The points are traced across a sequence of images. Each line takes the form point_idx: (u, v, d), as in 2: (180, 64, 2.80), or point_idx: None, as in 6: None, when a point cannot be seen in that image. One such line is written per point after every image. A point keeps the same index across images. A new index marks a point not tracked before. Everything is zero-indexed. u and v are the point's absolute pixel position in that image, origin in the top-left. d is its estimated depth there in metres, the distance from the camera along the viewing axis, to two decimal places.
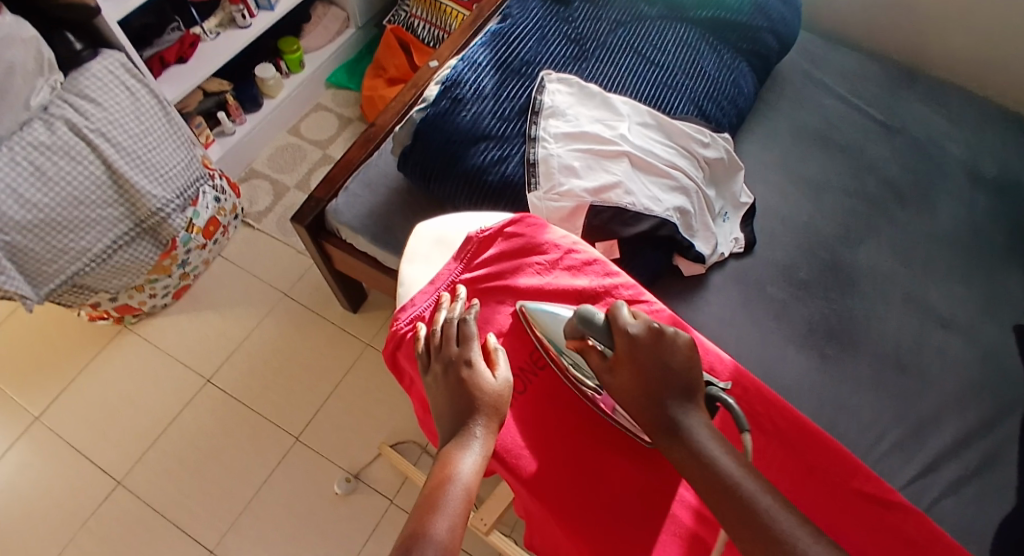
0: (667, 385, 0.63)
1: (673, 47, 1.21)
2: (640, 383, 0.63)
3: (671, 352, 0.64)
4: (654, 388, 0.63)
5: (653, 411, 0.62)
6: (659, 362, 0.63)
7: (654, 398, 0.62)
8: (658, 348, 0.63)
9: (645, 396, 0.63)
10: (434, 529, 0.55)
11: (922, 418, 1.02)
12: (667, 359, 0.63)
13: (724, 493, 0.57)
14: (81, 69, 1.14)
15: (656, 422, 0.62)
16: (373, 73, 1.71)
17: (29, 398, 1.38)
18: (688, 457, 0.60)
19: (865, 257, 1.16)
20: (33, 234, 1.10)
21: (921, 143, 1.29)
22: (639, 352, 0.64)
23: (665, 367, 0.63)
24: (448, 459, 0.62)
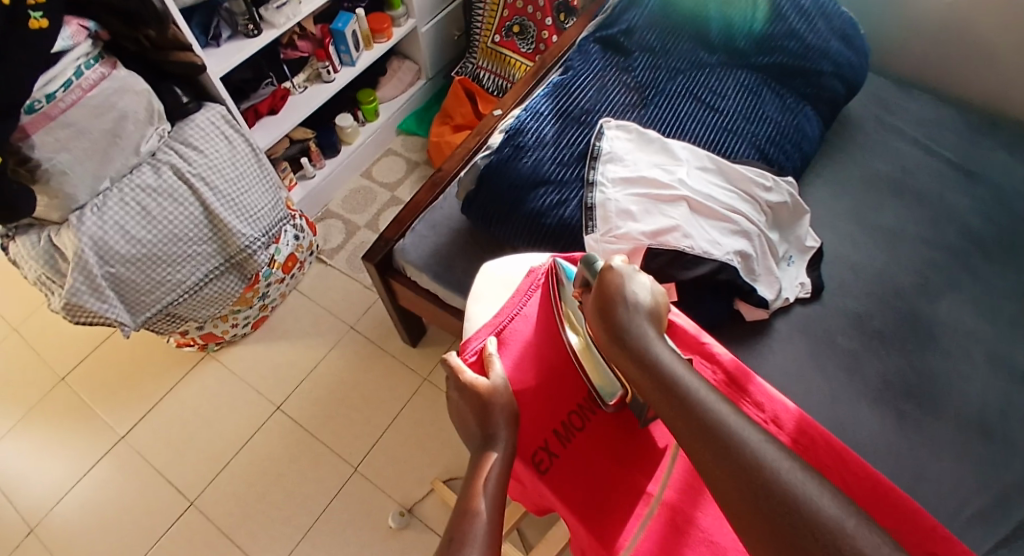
0: (627, 309, 0.70)
1: (733, 93, 1.21)
2: (600, 305, 0.71)
3: (635, 281, 0.72)
4: (616, 310, 0.70)
5: (611, 329, 0.69)
6: (623, 287, 0.71)
7: (610, 313, 0.70)
8: (623, 277, 0.72)
9: (606, 316, 0.70)
10: (479, 508, 0.64)
11: (1012, 486, 0.93)
12: (631, 286, 0.71)
13: (671, 391, 0.63)
14: (188, 121, 1.27)
15: (614, 333, 0.69)
16: (440, 121, 1.79)
17: (117, 417, 1.49)
18: (643, 369, 0.66)
19: (944, 309, 1.09)
20: (136, 267, 1.21)
21: (1004, 190, 1.22)
22: (610, 279, 0.72)
23: (630, 296, 0.71)
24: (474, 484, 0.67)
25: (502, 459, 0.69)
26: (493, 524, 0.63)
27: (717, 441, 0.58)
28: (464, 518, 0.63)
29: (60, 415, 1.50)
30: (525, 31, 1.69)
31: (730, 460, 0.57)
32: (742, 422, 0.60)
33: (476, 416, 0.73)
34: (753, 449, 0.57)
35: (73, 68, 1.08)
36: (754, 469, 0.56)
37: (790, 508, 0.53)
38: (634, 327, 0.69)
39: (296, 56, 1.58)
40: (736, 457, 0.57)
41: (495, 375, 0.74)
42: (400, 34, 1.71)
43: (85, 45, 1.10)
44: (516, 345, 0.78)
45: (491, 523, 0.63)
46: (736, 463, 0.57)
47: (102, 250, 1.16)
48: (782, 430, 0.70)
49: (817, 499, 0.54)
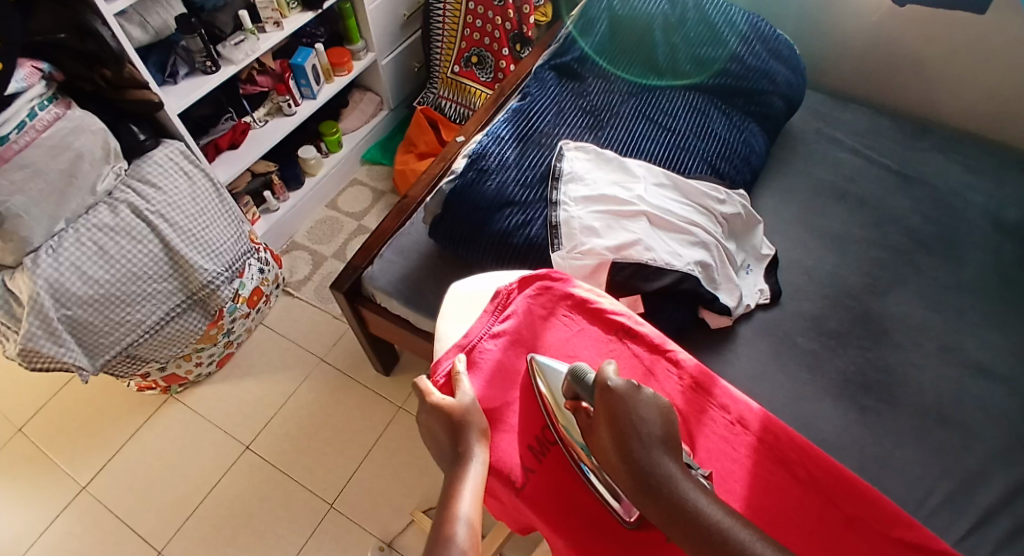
0: (646, 446, 0.59)
1: (683, 113, 1.27)
2: (615, 442, 0.60)
3: (647, 402, 0.61)
4: (633, 448, 0.59)
5: (630, 468, 0.58)
6: (635, 415, 0.60)
7: (625, 449, 0.59)
8: (633, 400, 0.61)
9: (624, 457, 0.59)
10: (456, 536, 0.59)
11: (970, 471, 0.98)
12: (644, 413, 0.60)
13: (720, 551, 0.53)
14: (145, 158, 1.26)
15: (635, 477, 0.58)
16: (404, 149, 1.82)
17: (77, 467, 1.43)
18: (680, 523, 0.55)
19: (894, 306, 1.15)
20: (93, 308, 1.18)
21: (940, 192, 1.30)
22: (619, 405, 0.61)
23: (640, 420, 0.60)
24: (449, 498, 0.65)
25: (474, 475, 0.68)
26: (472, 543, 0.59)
27: None
28: (440, 542, 0.59)
29: (15, 468, 1.43)
30: (484, 60, 1.73)
31: None
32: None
33: (448, 431, 0.72)
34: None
35: (27, 110, 1.08)
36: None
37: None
38: (661, 468, 0.58)
39: (255, 91, 1.59)
40: None
41: (462, 395, 0.75)
42: (360, 68, 1.74)
43: (38, 86, 1.09)
44: (486, 363, 0.79)
45: (468, 546, 0.58)
46: None
47: (57, 292, 1.13)
48: (748, 430, 0.72)
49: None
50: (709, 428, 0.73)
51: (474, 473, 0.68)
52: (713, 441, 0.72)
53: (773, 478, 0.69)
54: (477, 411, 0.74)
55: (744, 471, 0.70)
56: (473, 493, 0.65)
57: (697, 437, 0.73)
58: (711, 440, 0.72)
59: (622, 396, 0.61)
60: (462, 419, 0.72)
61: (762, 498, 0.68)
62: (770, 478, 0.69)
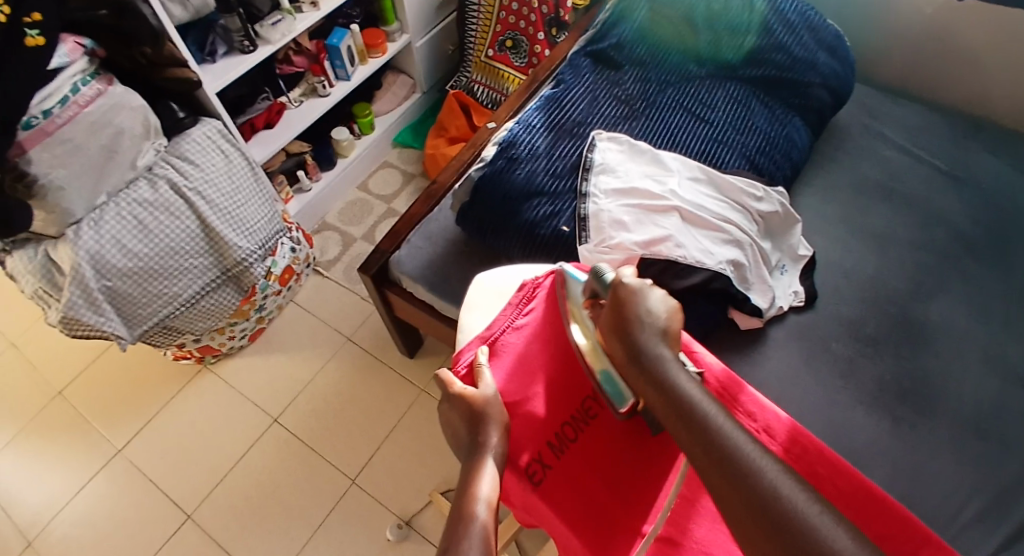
0: (643, 330, 0.70)
1: (722, 105, 1.23)
2: (614, 326, 0.72)
3: (650, 300, 0.73)
4: (630, 329, 0.70)
5: (626, 343, 0.70)
6: (638, 306, 0.72)
7: (625, 328, 0.71)
8: (638, 294, 0.73)
9: (622, 337, 0.71)
10: (477, 513, 0.63)
11: (1009, 490, 0.93)
12: (646, 307, 0.72)
13: (683, 408, 0.63)
14: (183, 136, 1.28)
15: (629, 350, 0.70)
16: (436, 133, 1.80)
17: (114, 432, 1.49)
18: (658, 390, 0.66)
19: (936, 313, 1.10)
20: (132, 280, 1.22)
21: (995, 195, 1.23)
22: (624, 300, 0.72)
23: (643, 310, 0.72)
24: (465, 493, 0.66)
25: (491, 468, 0.68)
26: (490, 527, 0.62)
27: (726, 461, 0.58)
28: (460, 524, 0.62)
29: (56, 430, 1.49)
30: (518, 45, 1.71)
31: (738, 483, 0.57)
32: (749, 445, 0.60)
33: (467, 424, 0.73)
34: (770, 479, 0.56)
35: (70, 85, 1.09)
36: (760, 498, 0.55)
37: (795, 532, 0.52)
38: (650, 348, 0.69)
39: (291, 71, 1.60)
40: (743, 480, 0.57)
41: (485, 386, 0.75)
42: (394, 50, 1.73)
43: (81, 62, 1.11)
44: (507, 356, 0.79)
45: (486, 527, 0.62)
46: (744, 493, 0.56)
47: (99, 264, 1.16)
48: (773, 440, 0.71)
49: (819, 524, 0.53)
50: None
51: (491, 465, 0.68)
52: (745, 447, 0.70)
53: None
54: (497, 404, 0.74)
55: None
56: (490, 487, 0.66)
57: None
58: None
59: (627, 291, 0.73)
60: (482, 410, 0.73)
61: None
62: None
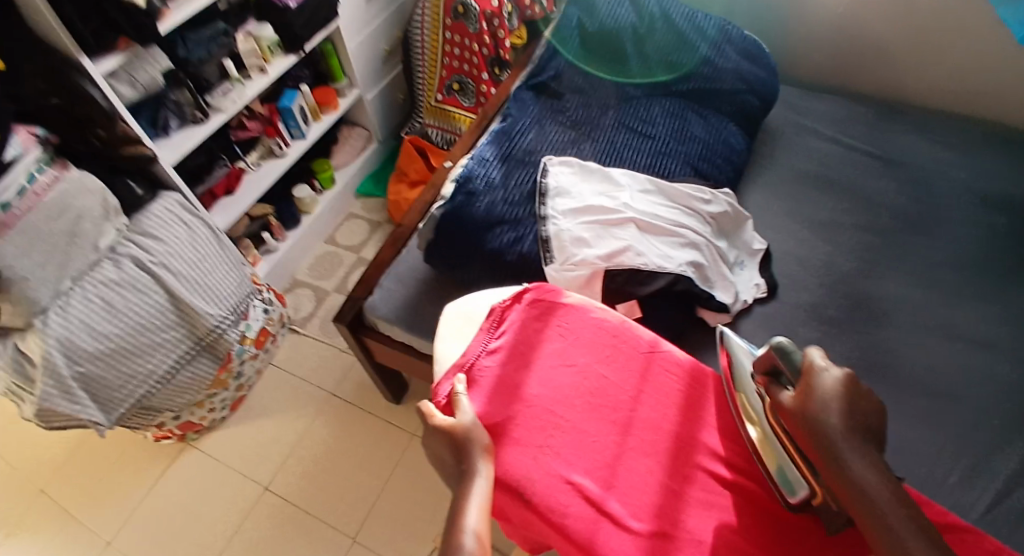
0: (841, 426, 0.63)
1: (662, 119, 1.30)
2: (807, 421, 0.65)
3: (851, 391, 0.65)
4: (823, 425, 0.64)
5: (811, 431, 0.65)
6: (833, 397, 0.65)
7: (811, 416, 0.65)
8: (839, 384, 0.65)
9: (816, 434, 0.64)
10: (465, 544, 0.63)
11: (985, 446, 0.98)
12: (835, 393, 0.65)
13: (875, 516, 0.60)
14: (144, 212, 1.30)
15: (812, 440, 0.65)
16: (396, 179, 1.85)
17: (100, 524, 1.44)
18: (856, 496, 0.61)
19: (890, 287, 1.16)
20: (104, 362, 1.21)
21: (926, 172, 1.31)
22: (823, 392, 0.65)
23: (828, 397, 0.65)
24: (456, 518, 0.67)
25: (479, 494, 0.69)
26: (480, 552, 0.63)
27: None
28: (449, 553, 0.62)
29: (40, 530, 1.45)
30: (465, 88, 1.77)
31: None
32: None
33: (451, 450, 0.74)
34: None
35: (26, 173, 1.11)
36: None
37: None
38: (850, 448, 0.63)
39: (246, 136, 1.62)
40: None
41: (464, 413, 0.76)
42: (345, 105, 1.79)
43: (35, 150, 1.13)
44: (484, 380, 0.80)
45: (479, 551, 0.63)
46: None
47: (69, 350, 1.16)
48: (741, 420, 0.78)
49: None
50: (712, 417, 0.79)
51: (478, 490, 0.69)
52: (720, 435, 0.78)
53: None
54: (480, 426, 0.76)
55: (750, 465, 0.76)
56: (479, 507, 0.67)
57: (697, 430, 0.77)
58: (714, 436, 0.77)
59: (826, 381, 0.66)
60: (465, 432, 0.74)
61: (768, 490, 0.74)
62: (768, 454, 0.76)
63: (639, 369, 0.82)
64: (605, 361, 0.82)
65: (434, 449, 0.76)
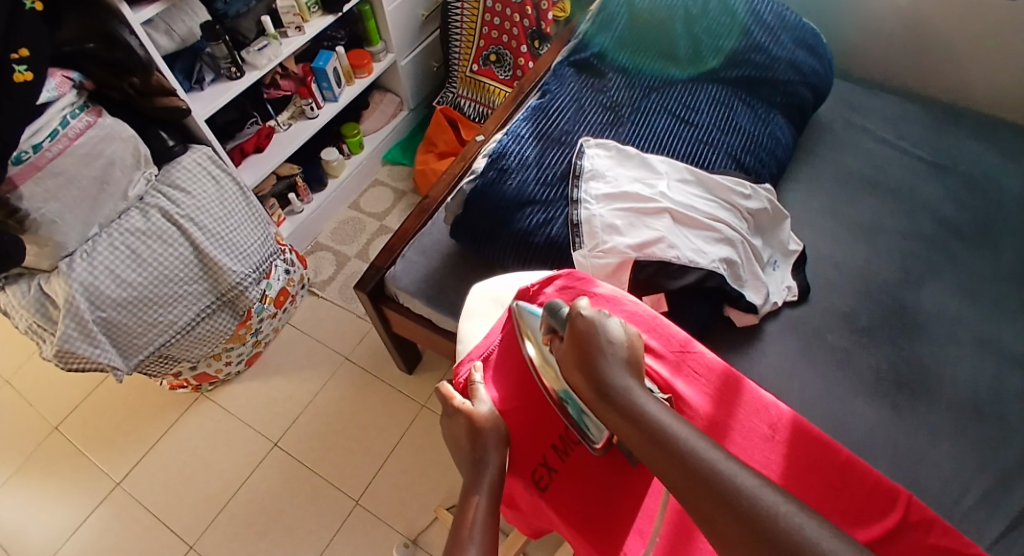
0: (607, 358, 0.66)
1: (706, 107, 1.25)
2: (576, 362, 0.67)
3: (613, 327, 0.68)
4: (596, 361, 0.66)
5: (585, 374, 0.66)
6: (600, 336, 0.67)
7: (585, 356, 0.66)
8: (599, 322, 0.68)
9: (587, 372, 0.66)
10: (473, 537, 0.64)
11: (1012, 471, 0.94)
12: (603, 330, 0.68)
13: (660, 443, 0.59)
14: (174, 163, 1.29)
15: (591, 380, 0.65)
16: (424, 149, 1.82)
17: (113, 465, 1.47)
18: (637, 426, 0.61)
19: (929, 300, 1.11)
20: (126, 310, 1.21)
21: (977, 182, 1.26)
22: (584, 328, 0.68)
23: (603, 336, 0.67)
24: (465, 515, 0.67)
25: (490, 484, 0.70)
26: (489, 546, 0.64)
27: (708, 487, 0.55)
28: (459, 545, 0.64)
29: (54, 465, 1.48)
30: (502, 59, 1.73)
31: (729, 503, 0.54)
32: (713, 451, 0.58)
33: (469, 437, 0.74)
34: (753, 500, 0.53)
35: (59, 118, 1.10)
36: (751, 512, 0.53)
37: (759, 523, 0.52)
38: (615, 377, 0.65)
39: (279, 95, 1.61)
40: (733, 500, 0.54)
41: (482, 402, 0.75)
42: (380, 69, 1.75)
43: (69, 96, 1.12)
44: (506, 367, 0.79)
45: (488, 546, 0.64)
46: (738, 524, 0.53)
47: (93, 295, 1.16)
48: (778, 434, 0.74)
49: (808, 530, 0.51)
50: (745, 429, 0.74)
51: (489, 481, 0.70)
52: (752, 446, 0.73)
53: (805, 470, 0.71)
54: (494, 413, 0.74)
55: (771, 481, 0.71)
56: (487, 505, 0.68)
57: (727, 440, 0.73)
58: (741, 444, 0.73)
59: (586, 322, 0.68)
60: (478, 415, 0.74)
61: None
62: (800, 469, 0.72)
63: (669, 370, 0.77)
64: None
65: (453, 428, 0.76)
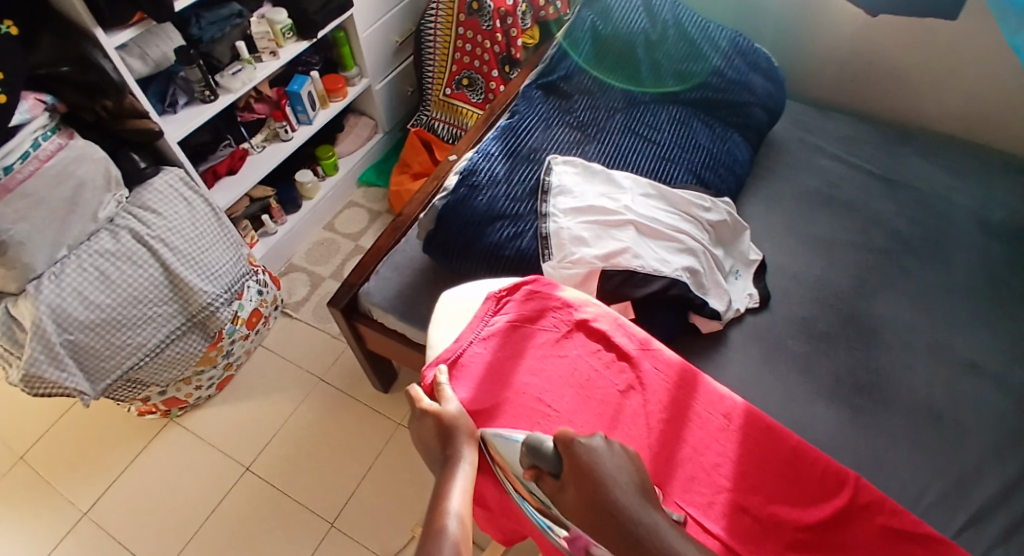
0: (623, 493, 0.59)
1: (667, 126, 1.31)
2: (587, 502, 0.59)
3: (614, 461, 0.62)
4: (611, 497, 0.59)
5: (602, 514, 0.58)
6: (605, 470, 0.61)
7: (597, 497, 0.59)
8: (600, 455, 0.62)
9: (604, 512, 0.58)
10: (448, 528, 0.65)
11: (965, 469, 0.99)
12: (606, 466, 0.61)
13: None
14: (145, 184, 1.29)
15: (611, 527, 0.57)
16: (398, 170, 1.86)
17: (79, 494, 1.44)
18: None
19: (883, 307, 1.17)
20: (94, 332, 1.20)
21: (923, 195, 1.33)
22: (584, 462, 0.62)
23: (606, 471, 0.61)
24: (437, 510, 0.68)
25: (462, 478, 0.71)
26: (461, 537, 0.65)
27: None
28: (433, 535, 0.65)
29: (17, 496, 1.44)
30: (474, 83, 1.79)
31: None
32: None
33: (439, 438, 0.76)
34: None
35: (30, 140, 1.11)
36: None
37: None
38: (637, 512, 0.58)
39: (253, 118, 1.64)
40: None
41: (449, 403, 0.78)
42: (355, 93, 1.78)
43: (41, 118, 1.13)
44: (473, 367, 0.82)
45: (459, 535, 0.65)
46: None
47: (60, 317, 1.15)
48: (732, 423, 0.77)
49: None
50: (701, 421, 0.77)
51: (460, 475, 0.71)
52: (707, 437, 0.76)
53: (757, 457, 0.75)
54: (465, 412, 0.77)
55: (728, 468, 0.74)
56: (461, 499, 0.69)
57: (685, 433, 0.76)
58: (700, 435, 0.76)
59: (587, 455, 0.62)
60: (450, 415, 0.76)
61: (747, 493, 0.72)
62: (753, 457, 0.75)
63: (630, 369, 0.81)
64: (596, 354, 0.82)
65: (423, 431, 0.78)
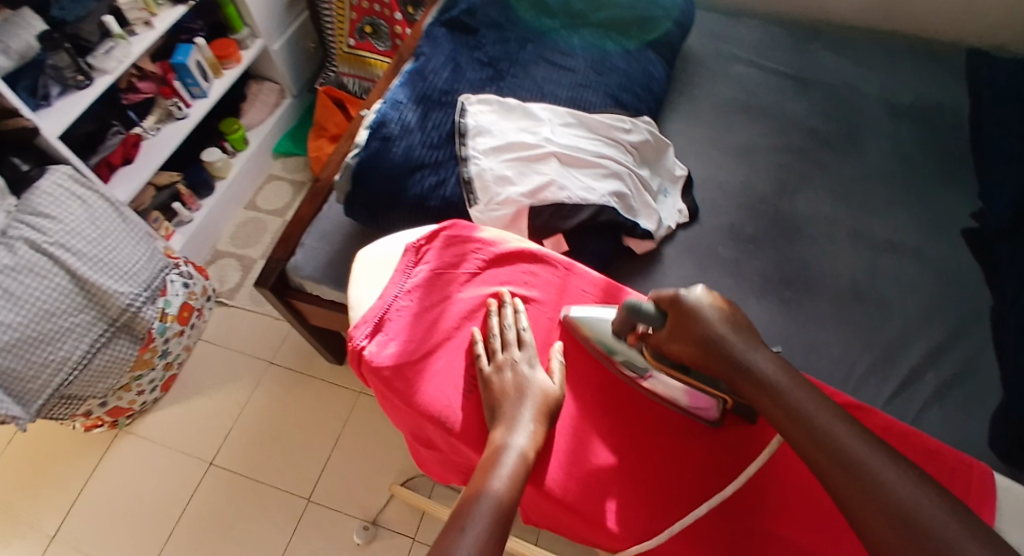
0: (721, 332, 0.73)
1: (580, 51, 1.28)
2: (686, 339, 0.74)
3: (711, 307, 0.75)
4: (708, 336, 0.72)
5: (700, 348, 0.73)
6: (702, 315, 0.74)
7: (698, 335, 0.73)
8: (698, 303, 0.74)
9: (703, 346, 0.73)
10: (490, 494, 0.67)
11: (891, 343, 1.04)
12: (704, 312, 0.74)
13: (787, 411, 0.66)
14: (32, 189, 1.19)
15: (711, 356, 0.72)
16: (317, 134, 1.78)
17: (39, 518, 1.39)
18: (763, 391, 0.69)
19: (803, 203, 1.20)
20: (9, 353, 1.13)
21: (835, 89, 1.35)
22: (686, 309, 0.75)
23: (703, 318, 0.74)
24: (478, 484, 0.68)
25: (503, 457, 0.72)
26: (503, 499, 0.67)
27: (831, 450, 0.62)
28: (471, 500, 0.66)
29: None
30: (378, 30, 1.68)
31: (851, 473, 0.60)
32: (832, 418, 0.64)
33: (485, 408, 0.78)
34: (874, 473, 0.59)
35: None
36: (865, 480, 0.59)
37: (878, 493, 0.58)
38: (736, 344, 0.72)
39: (139, 99, 1.52)
40: (855, 470, 0.60)
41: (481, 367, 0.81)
42: (249, 57, 1.68)
43: None
44: (398, 321, 0.85)
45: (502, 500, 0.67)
46: (860, 492, 0.59)
47: None
48: None
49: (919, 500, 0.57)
50: None
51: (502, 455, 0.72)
52: None
53: None
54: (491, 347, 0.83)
55: None
56: (502, 477, 0.69)
57: None
58: None
59: (688, 304, 0.75)
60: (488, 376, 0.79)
61: None
62: None
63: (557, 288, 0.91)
64: (523, 278, 0.91)
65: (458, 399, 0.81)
